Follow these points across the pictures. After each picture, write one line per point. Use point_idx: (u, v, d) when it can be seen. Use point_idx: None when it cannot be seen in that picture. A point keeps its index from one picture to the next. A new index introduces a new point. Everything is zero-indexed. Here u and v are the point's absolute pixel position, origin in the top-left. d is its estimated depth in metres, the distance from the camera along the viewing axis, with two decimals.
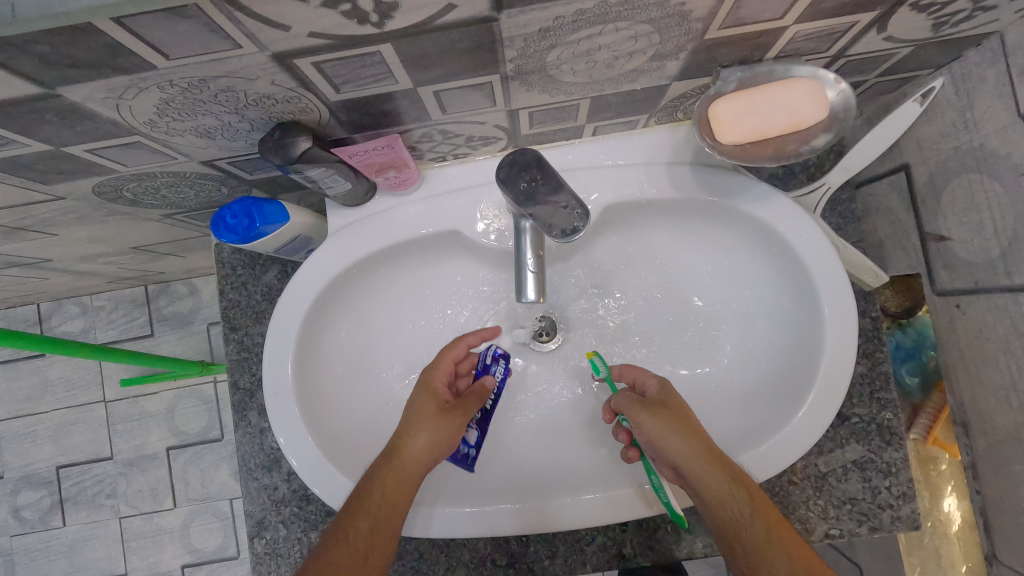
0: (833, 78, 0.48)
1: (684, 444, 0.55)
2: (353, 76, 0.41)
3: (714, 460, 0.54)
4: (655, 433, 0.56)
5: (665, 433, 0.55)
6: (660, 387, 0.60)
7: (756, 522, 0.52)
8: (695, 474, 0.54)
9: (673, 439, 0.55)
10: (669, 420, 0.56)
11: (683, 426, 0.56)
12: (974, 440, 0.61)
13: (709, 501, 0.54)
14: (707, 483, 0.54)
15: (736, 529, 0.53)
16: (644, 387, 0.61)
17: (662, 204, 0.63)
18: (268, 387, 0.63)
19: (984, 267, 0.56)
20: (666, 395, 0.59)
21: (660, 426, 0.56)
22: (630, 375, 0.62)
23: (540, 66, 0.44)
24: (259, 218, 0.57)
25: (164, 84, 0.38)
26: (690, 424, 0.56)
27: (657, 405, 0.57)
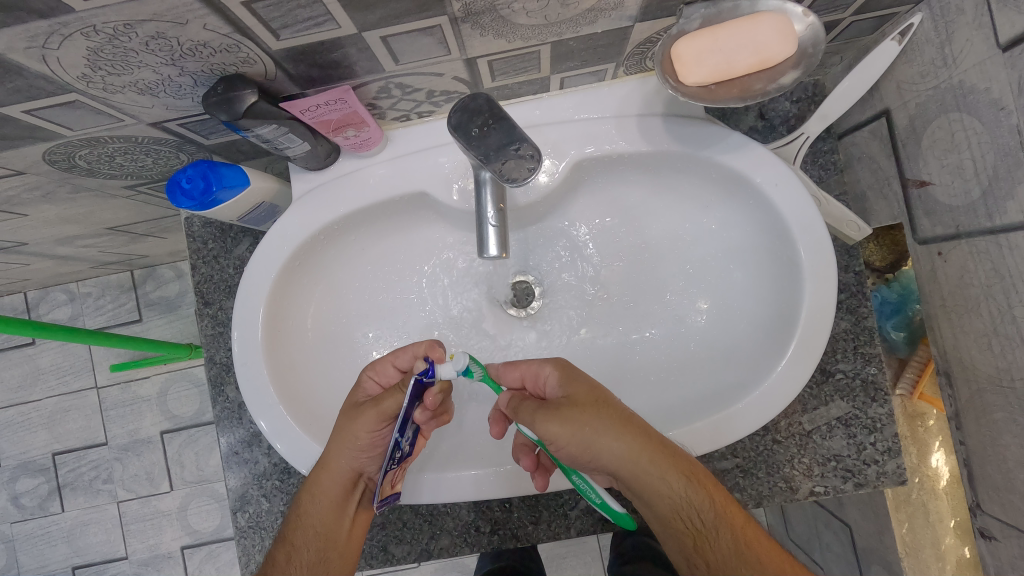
0: (800, 11, 0.45)
1: (615, 444, 0.53)
2: (290, 19, 0.39)
3: (662, 457, 0.53)
4: (578, 442, 0.53)
5: (589, 438, 0.53)
6: (559, 375, 0.56)
7: (721, 525, 0.53)
8: (638, 471, 0.53)
9: (600, 443, 0.53)
10: (591, 419, 0.53)
11: (611, 425, 0.53)
12: (957, 390, 0.60)
13: (666, 504, 0.53)
14: (659, 482, 0.53)
15: (698, 532, 0.53)
16: (540, 376, 0.57)
17: (634, 159, 0.61)
18: (238, 358, 0.62)
19: (964, 210, 0.54)
20: (569, 385, 0.55)
21: (585, 434, 0.53)
22: (511, 374, 0.58)
23: (489, 5, 0.42)
24: (216, 181, 0.55)
25: (88, 31, 0.36)
26: (615, 413, 0.54)
27: (569, 406, 0.54)
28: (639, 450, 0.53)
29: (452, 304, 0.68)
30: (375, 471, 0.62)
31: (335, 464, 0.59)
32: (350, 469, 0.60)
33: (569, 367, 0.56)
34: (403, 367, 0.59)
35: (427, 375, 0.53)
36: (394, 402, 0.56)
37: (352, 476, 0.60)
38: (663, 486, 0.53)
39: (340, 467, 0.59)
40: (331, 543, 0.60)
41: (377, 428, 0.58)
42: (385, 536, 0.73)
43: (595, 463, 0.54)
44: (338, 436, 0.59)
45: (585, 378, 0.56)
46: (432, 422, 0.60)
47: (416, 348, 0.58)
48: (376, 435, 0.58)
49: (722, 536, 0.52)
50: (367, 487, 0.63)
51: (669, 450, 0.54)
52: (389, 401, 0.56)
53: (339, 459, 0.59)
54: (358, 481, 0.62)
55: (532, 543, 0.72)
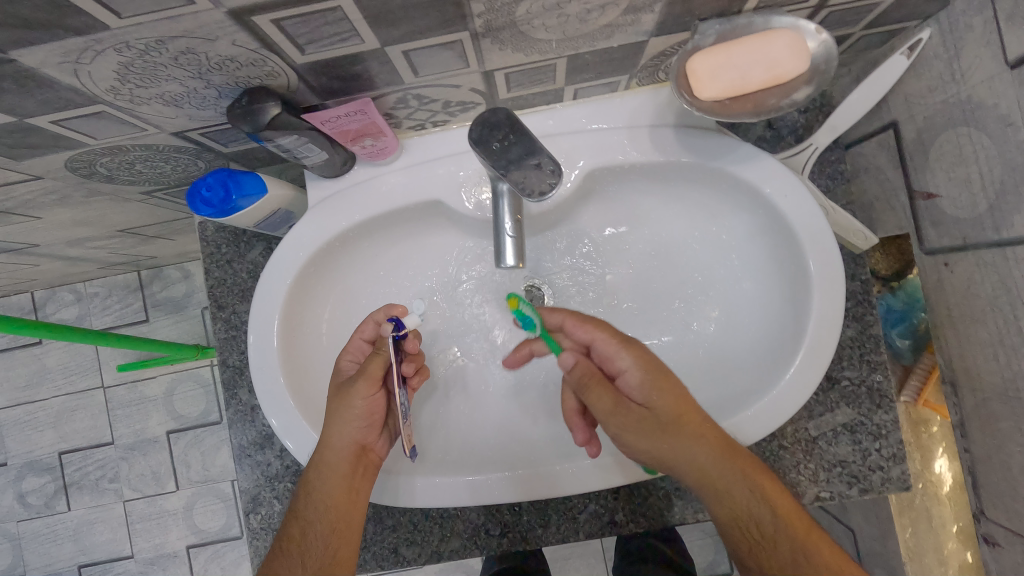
0: (813, 28, 0.46)
1: (697, 453, 0.55)
2: (316, 35, 0.40)
3: (735, 467, 0.55)
4: (659, 455, 0.56)
5: (672, 452, 0.55)
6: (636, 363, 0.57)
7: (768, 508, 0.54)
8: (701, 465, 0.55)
9: (684, 455, 0.55)
10: (665, 427, 0.56)
11: (694, 438, 0.55)
12: (962, 398, 0.61)
13: (733, 507, 0.55)
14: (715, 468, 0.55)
15: (762, 535, 0.53)
16: (618, 366, 0.58)
17: (646, 169, 0.62)
18: (253, 363, 0.63)
19: (972, 222, 0.55)
20: (655, 394, 0.56)
21: (668, 449, 0.55)
22: (582, 331, 0.59)
23: (510, 21, 0.43)
24: (235, 189, 0.56)
25: (121, 46, 0.37)
26: (695, 427, 0.55)
27: (656, 419, 0.56)
28: (718, 460, 0.55)
29: (462, 310, 0.69)
30: (373, 438, 0.62)
31: (336, 439, 0.60)
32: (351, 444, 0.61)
33: (652, 361, 0.57)
34: (370, 337, 0.63)
35: (399, 330, 0.59)
36: (377, 363, 0.60)
37: (353, 446, 0.61)
38: (733, 493, 0.55)
39: (341, 442, 0.60)
40: (342, 517, 0.59)
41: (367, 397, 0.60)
42: (395, 538, 0.74)
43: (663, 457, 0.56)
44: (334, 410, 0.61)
45: (666, 372, 0.57)
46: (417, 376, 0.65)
47: (376, 314, 0.62)
48: (370, 401, 0.61)
49: (782, 541, 0.53)
50: (371, 458, 0.62)
51: (742, 462, 0.55)
52: (371, 365, 0.60)
53: (336, 431, 0.60)
54: (361, 453, 0.61)
55: (541, 546, 0.73)
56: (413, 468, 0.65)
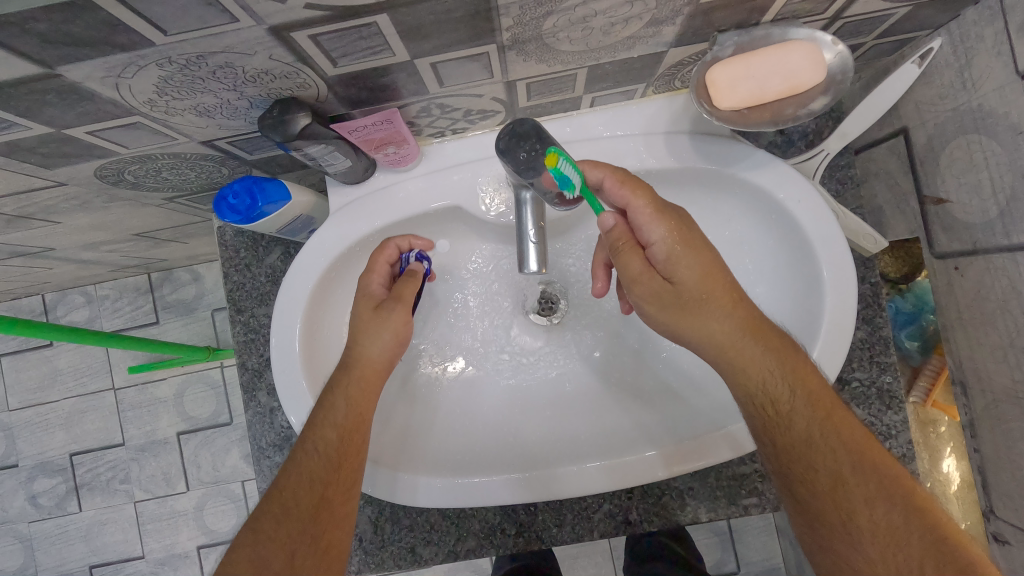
0: (829, 40, 0.47)
1: (724, 322, 0.52)
2: (350, 49, 0.41)
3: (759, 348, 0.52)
4: (680, 324, 0.53)
5: (692, 321, 0.53)
6: (665, 241, 0.52)
7: (806, 402, 0.51)
8: (730, 356, 0.52)
9: (705, 322, 0.52)
10: (688, 309, 0.52)
11: (713, 313, 0.52)
12: (972, 399, 0.62)
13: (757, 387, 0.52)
14: (750, 359, 0.52)
15: (783, 420, 0.51)
16: (648, 238, 0.54)
17: (661, 175, 0.63)
18: (276, 367, 0.64)
19: (982, 227, 0.56)
20: (677, 265, 0.52)
21: (682, 325, 0.53)
22: (618, 191, 0.54)
23: (536, 34, 0.44)
24: (261, 197, 0.57)
25: (162, 61, 0.38)
26: (722, 298, 0.52)
27: (684, 294, 0.52)
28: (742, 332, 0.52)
29: (480, 314, 0.71)
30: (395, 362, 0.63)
31: (372, 352, 0.59)
32: (377, 355, 0.59)
33: (686, 229, 0.53)
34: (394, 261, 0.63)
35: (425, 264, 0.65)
36: (412, 287, 0.61)
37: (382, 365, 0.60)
38: (753, 369, 0.52)
39: (376, 357, 0.60)
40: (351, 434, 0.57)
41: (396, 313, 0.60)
42: (413, 538, 0.75)
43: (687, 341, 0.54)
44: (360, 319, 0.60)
45: (701, 248, 0.53)
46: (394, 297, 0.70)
47: (399, 241, 0.64)
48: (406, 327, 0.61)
49: (799, 423, 0.51)
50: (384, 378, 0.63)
51: (770, 342, 0.52)
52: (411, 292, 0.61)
53: (373, 347, 0.59)
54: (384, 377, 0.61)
55: (556, 545, 0.75)
56: (428, 467, 0.65)
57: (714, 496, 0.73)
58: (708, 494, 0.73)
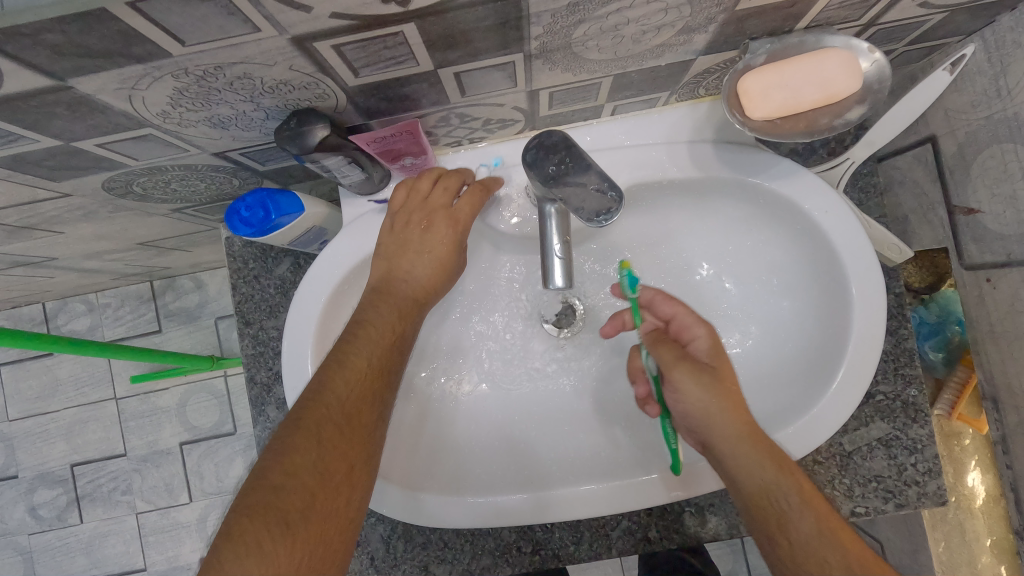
0: (866, 48, 0.46)
1: (727, 418, 0.52)
2: (373, 59, 0.39)
3: (755, 441, 0.52)
4: (698, 413, 0.53)
5: (711, 411, 0.53)
6: (708, 338, 0.57)
7: (803, 508, 0.49)
8: (737, 453, 0.51)
9: (717, 414, 0.52)
10: (725, 389, 0.53)
11: (724, 398, 0.53)
12: (1005, 414, 0.60)
13: (749, 485, 0.51)
14: (748, 460, 0.51)
15: (786, 519, 0.49)
16: (687, 335, 0.58)
17: (683, 185, 0.62)
18: (287, 382, 0.62)
19: (1017, 239, 0.55)
20: (716, 355, 0.56)
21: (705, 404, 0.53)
22: (665, 305, 0.59)
23: (565, 43, 0.42)
24: (275, 209, 0.56)
25: (178, 73, 0.37)
26: (730, 393, 0.54)
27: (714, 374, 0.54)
28: (744, 428, 0.52)
29: (494, 327, 0.69)
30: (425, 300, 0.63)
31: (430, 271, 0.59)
32: (428, 288, 0.59)
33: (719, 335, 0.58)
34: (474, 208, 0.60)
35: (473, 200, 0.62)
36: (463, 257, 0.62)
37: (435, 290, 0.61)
38: (749, 465, 0.51)
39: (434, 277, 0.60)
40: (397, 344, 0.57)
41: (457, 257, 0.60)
42: (426, 556, 0.73)
43: (702, 428, 0.54)
44: (424, 252, 0.59)
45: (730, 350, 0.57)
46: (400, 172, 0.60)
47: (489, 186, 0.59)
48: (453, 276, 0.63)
49: (804, 524, 0.48)
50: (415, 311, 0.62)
51: (764, 441, 0.52)
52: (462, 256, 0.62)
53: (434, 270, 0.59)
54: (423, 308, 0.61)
55: (573, 563, 0.73)
56: (444, 486, 0.64)
57: (736, 513, 0.71)
58: (729, 510, 0.71)
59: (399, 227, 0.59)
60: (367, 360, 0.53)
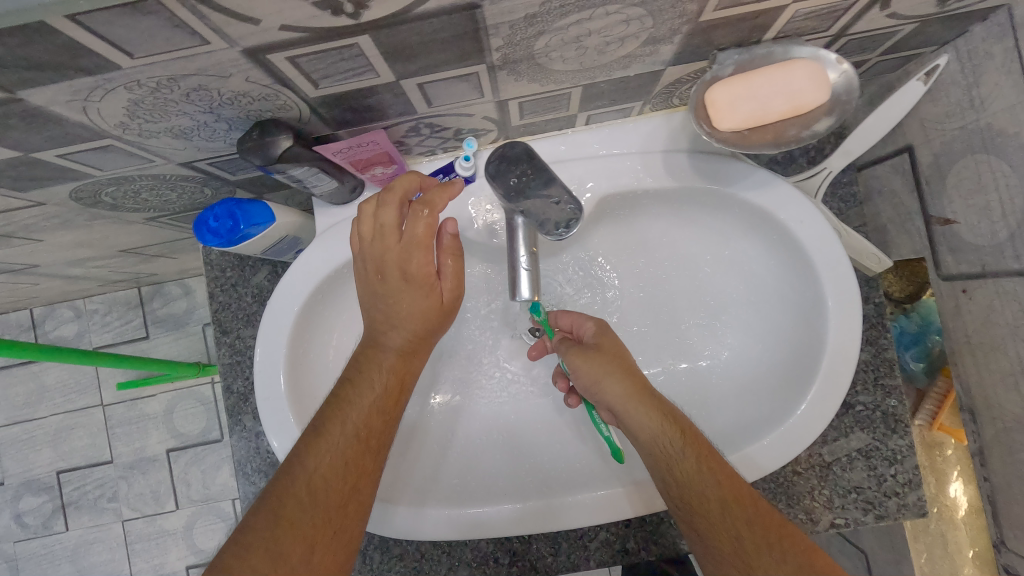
0: (834, 59, 0.45)
1: (618, 385, 0.56)
2: (331, 70, 0.39)
3: (647, 398, 0.56)
4: (590, 380, 0.58)
5: (600, 378, 0.57)
6: (596, 324, 0.61)
7: (686, 449, 0.53)
8: (631, 415, 0.55)
9: (606, 383, 0.57)
10: (608, 358, 0.58)
11: (615, 368, 0.57)
12: (981, 426, 0.60)
13: (650, 451, 0.54)
14: (637, 416, 0.55)
15: (687, 484, 0.52)
16: (580, 329, 0.62)
17: (658, 194, 0.61)
18: (260, 393, 0.62)
19: (991, 250, 0.54)
20: (602, 336, 0.60)
21: (594, 371, 0.57)
22: (564, 318, 0.64)
23: (528, 54, 0.42)
24: (243, 219, 0.55)
25: (131, 85, 0.36)
26: (621, 363, 0.58)
27: (595, 350, 0.59)
28: (634, 394, 0.56)
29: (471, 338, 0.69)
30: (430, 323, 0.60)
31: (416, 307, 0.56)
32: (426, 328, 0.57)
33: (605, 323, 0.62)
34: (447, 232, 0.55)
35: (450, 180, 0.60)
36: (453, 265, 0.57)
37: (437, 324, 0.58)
38: (646, 431, 0.55)
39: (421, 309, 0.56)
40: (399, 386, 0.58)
41: (432, 299, 0.56)
42: (402, 568, 0.73)
43: (599, 401, 0.58)
44: (397, 305, 0.55)
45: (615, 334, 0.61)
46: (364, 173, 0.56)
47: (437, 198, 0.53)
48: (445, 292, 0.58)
49: (710, 495, 0.52)
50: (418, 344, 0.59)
51: (658, 402, 0.56)
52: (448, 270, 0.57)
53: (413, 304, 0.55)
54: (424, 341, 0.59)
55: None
56: (416, 499, 0.63)
57: None
58: None
59: (365, 274, 0.56)
60: (376, 397, 0.56)
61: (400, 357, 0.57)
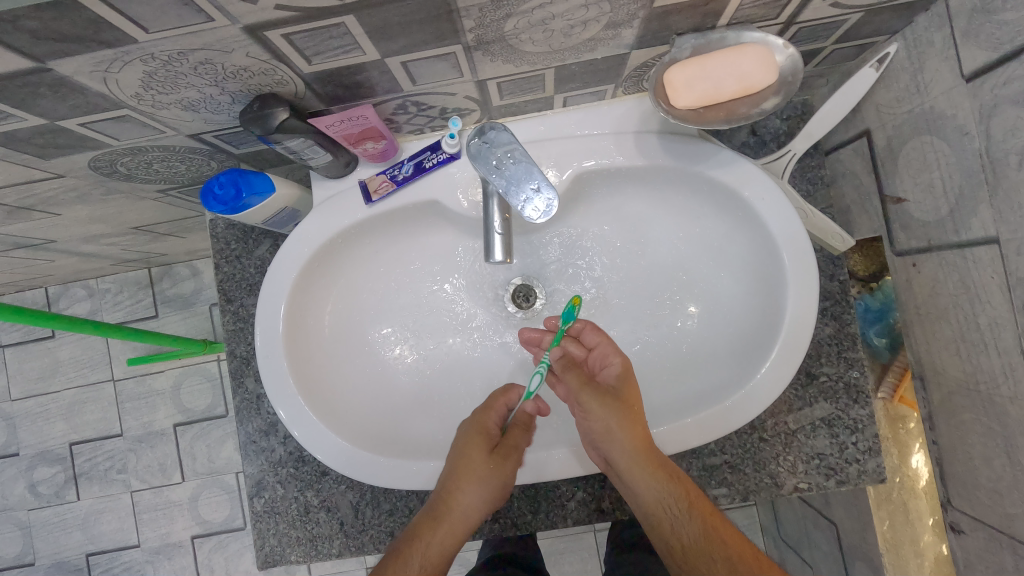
0: (780, 44, 0.50)
1: (625, 441, 0.59)
2: (322, 48, 0.44)
3: (653, 459, 0.60)
4: (601, 425, 0.60)
5: (608, 429, 0.60)
6: (621, 365, 0.63)
7: (688, 515, 0.59)
8: (635, 474, 0.60)
9: (615, 436, 0.59)
10: (622, 411, 0.60)
11: (629, 422, 0.60)
12: (930, 393, 0.64)
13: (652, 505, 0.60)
14: (643, 481, 0.60)
15: (686, 549, 0.59)
16: (605, 361, 0.64)
17: (632, 172, 0.66)
18: (260, 352, 0.67)
19: (935, 225, 0.58)
20: (624, 381, 0.62)
21: (607, 419, 0.60)
22: (592, 335, 0.65)
23: (499, 36, 0.47)
24: (245, 188, 0.60)
25: (146, 58, 0.41)
26: (632, 417, 0.60)
27: (615, 398, 0.61)
28: (642, 449, 0.60)
29: (456, 305, 0.73)
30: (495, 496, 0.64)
31: (466, 500, 0.62)
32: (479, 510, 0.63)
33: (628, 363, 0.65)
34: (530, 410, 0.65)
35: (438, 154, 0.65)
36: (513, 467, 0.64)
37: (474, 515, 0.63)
38: (650, 485, 0.60)
39: (465, 503, 0.62)
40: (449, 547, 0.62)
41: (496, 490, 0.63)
42: (392, 522, 0.77)
43: (602, 446, 0.61)
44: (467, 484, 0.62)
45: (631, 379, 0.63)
46: (357, 146, 0.60)
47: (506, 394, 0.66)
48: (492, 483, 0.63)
49: (711, 560, 0.57)
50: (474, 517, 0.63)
51: (662, 465, 0.60)
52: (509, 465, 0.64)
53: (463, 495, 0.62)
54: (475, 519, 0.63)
55: (530, 532, 0.77)
56: (401, 452, 0.68)
57: None
58: None
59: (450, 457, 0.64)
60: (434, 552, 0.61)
61: (461, 530, 0.62)
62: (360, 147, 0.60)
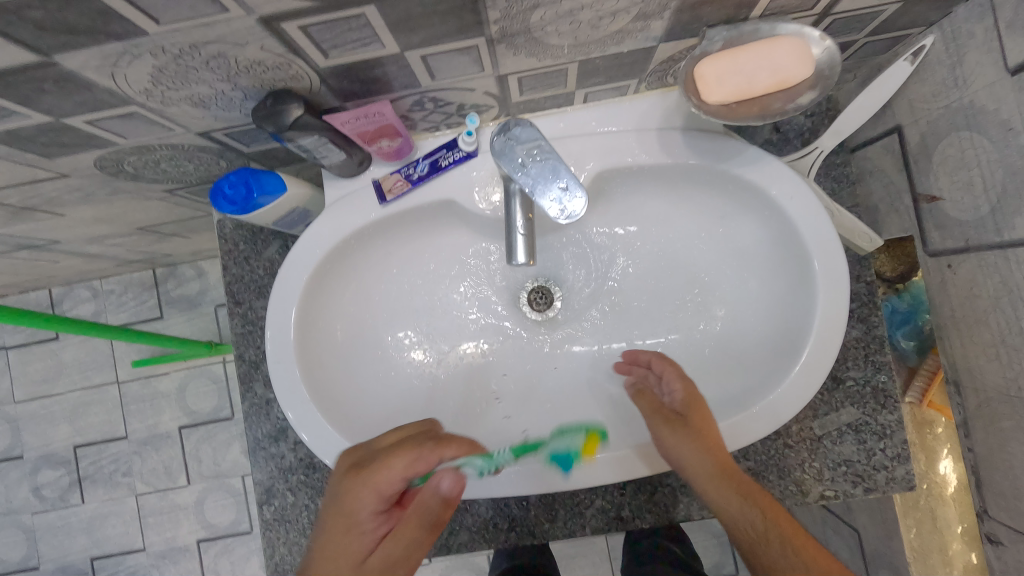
0: (817, 36, 0.48)
1: (698, 464, 0.59)
2: (340, 40, 0.42)
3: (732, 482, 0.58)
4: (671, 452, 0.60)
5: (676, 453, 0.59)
6: (686, 393, 0.62)
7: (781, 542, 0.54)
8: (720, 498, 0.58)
9: (686, 461, 0.59)
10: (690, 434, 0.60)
11: (699, 445, 0.59)
12: (965, 399, 0.62)
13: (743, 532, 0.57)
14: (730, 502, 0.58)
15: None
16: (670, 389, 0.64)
17: (654, 171, 0.63)
18: (271, 357, 0.65)
19: (974, 224, 0.56)
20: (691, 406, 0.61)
21: (674, 443, 0.59)
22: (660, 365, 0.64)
23: (525, 28, 0.44)
24: (256, 188, 0.58)
25: (156, 51, 0.39)
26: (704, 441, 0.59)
27: (680, 423, 0.60)
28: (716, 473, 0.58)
29: (472, 308, 0.71)
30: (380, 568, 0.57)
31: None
32: None
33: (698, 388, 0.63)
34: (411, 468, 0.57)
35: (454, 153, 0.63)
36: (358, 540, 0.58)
37: None
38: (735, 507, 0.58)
39: None
40: None
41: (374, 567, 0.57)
42: None
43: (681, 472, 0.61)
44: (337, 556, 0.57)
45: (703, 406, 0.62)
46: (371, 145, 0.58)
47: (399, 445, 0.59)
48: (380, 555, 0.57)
49: None
50: None
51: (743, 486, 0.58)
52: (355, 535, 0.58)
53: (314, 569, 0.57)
54: None
55: (548, 540, 0.74)
56: None
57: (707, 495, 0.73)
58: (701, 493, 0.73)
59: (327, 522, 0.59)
60: None
61: None
62: (374, 147, 0.59)
